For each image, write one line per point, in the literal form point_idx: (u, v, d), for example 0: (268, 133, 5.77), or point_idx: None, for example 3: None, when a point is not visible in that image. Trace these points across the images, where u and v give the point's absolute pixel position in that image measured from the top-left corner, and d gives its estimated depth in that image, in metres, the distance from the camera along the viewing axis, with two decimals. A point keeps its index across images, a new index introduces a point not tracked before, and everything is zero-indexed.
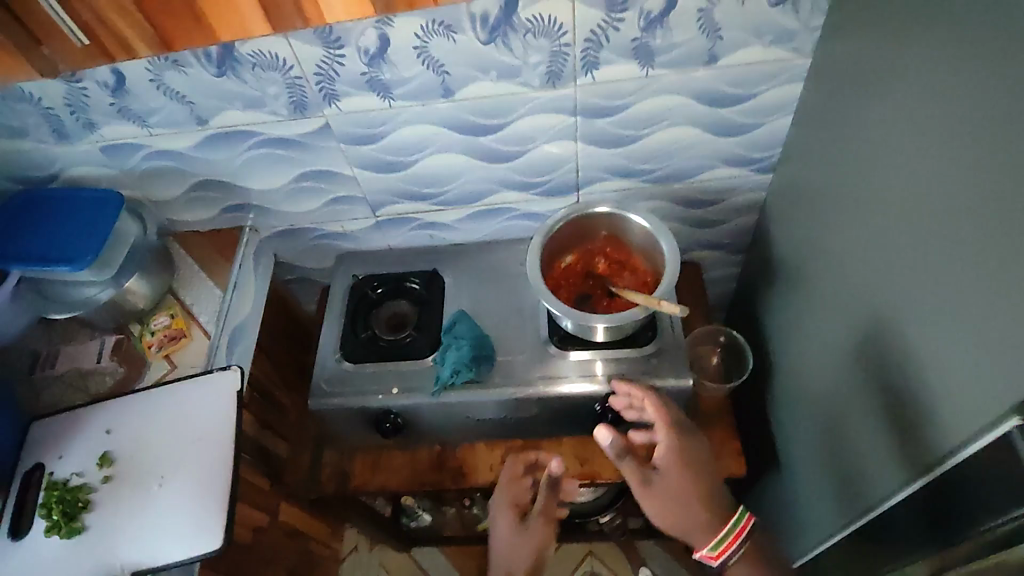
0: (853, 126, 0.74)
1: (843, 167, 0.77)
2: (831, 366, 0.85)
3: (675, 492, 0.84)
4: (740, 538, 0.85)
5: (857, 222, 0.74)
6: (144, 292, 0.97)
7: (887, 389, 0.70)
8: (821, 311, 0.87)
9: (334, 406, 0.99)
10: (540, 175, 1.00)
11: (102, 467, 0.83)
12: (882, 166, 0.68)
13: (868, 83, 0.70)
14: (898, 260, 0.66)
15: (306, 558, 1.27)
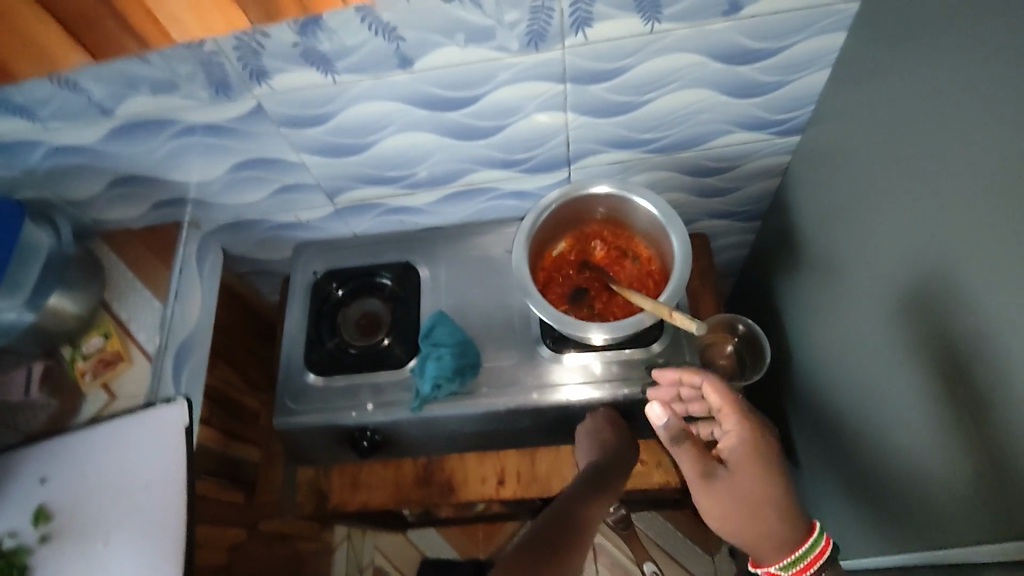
0: (920, 108, 0.61)
1: (904, 157, 0.65)
2: (877, 373, 0.75)
3: (744, 491, 0.67)
4: (818, 568, 0.63)
5: (925, 227, 0.63)
6: (72, 309, 0.82)
7: (960, 427, 0.61)
8: (867, 315, 0.76)
9: (303, 426, 0.88)
10: (524, 150, 0.85)
11: (38, 525, 0.72)
12: (967, 168, 0.56)
13: (951, 54, 0.56)
14: (989, 287, 0.55)
15: (294, 559, 1.21)
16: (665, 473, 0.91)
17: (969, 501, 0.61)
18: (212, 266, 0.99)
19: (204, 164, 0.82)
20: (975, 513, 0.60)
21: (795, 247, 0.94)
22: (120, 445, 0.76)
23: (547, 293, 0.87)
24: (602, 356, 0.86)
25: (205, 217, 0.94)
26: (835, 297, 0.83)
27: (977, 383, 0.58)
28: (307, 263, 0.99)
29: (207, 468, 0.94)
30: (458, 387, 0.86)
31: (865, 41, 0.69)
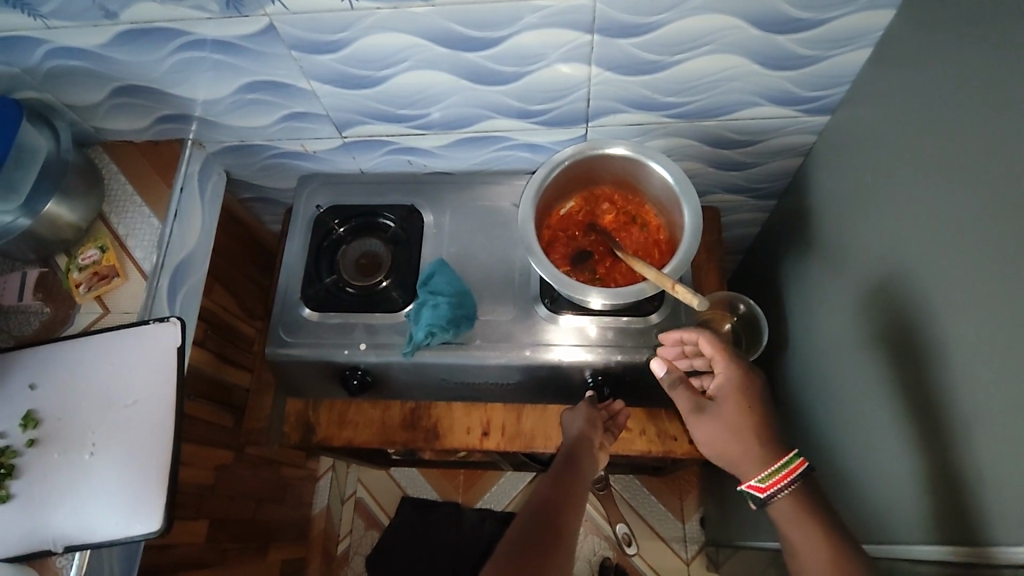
0: (952, 105, 0.58)
1: (926, 154, 0.62)
2: (861, 368, 0.75)
3: (731, 420, 0.68)
4: (792, 479, 0.64)
5: (931, 229, 0.61)
6: (68, 217, 0.81)
7: (924, 429, 0.61)
8: (861, 310, 0.75)
9: (294, 359, 0.88)
10: (542, 102, 0.82)
11: (26, 429, 0.73)
12: (960, 167, 0.57)
13: (992, 52, 0.53)
14: (971, 292, 0.55)
15: (278, 484, 1.24)
16: (649, 442, 0.91)
17: (922, 502, 0.62)
18: (213, 188, 0.97)
19: (211, 83, 0.79)
20: (927, 514, 0.61)
21: (807, 232, 0.92)
22: (110, 358, 0.76)
23: (551, 254, 0.85)
24: (599, 321, 0.86)
25: (209, 138, 0.92)
26: (837, 286, 0.82)
27: (944, 384, 0.59)
28: (310, 196, 0.98)
29: (195, 388, 0.95)
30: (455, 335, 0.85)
31: (909, 23, 0.66)
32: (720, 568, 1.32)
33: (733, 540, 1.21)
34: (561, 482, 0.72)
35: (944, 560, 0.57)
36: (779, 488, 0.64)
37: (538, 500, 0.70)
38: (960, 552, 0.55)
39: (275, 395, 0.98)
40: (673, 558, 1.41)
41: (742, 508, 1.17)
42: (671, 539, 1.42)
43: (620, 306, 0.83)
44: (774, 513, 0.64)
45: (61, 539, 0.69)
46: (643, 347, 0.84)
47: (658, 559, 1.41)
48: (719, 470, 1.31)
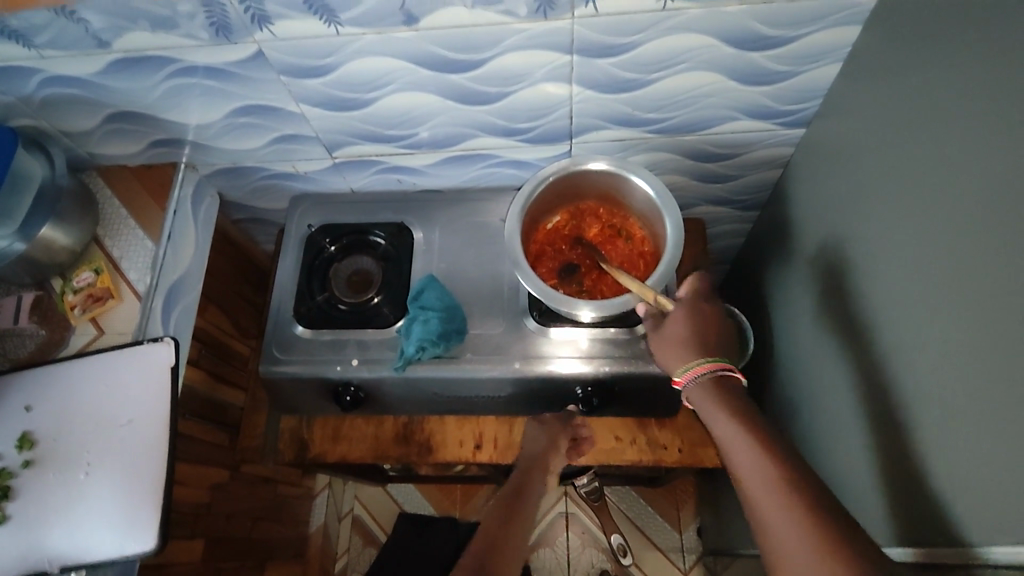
0: (923, 114, 0.60)
1: (899, 161, 0.64)
2: (838, 373, 0.76)
3: (676, 330, 0.70)
4: (706, 368, 0.66)
5: (903, 235, 0.63)
6: (63, 241, 0.83)
7: (899, 431, 0.63)
8: (838, 316, 0.77)
9: (287, 376, 0.89)
10: (527, 120, 0.84)
11: (22, 450, 0.74)
12: (925, 173, 0.59)
13: (950, 65, 0.56)
14: (936, 295, 0.57)
15: (274, 502, 1.24)
16: (640, 451, 0.92)
17: (900, 503, 0.63)
18: (207, 210, 0.98)
19: (202, 108, 0.81)
20: (904, 513, 0.62)
21: (789, 241, 0.94)
22: (105, 379, 0.77)
23: (538, 268, 0.87)
24: (588, 333, 0.87)
25: (202, 161, 0.94)
26: (816, 294, 0.84)
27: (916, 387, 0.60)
28: (302, 216, 0.99)
29: (189, 407, 0.96)
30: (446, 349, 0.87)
31: (876, 39, 0.68)
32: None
33: (728, 548, 1.22)
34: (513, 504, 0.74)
35: (923, 561, 0.59)
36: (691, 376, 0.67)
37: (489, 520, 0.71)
38: (939, 550, 0.56)
39: (270, 412, 0.99)
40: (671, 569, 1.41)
41: (736, 516, 1.17)
42: (668, 550, 1.43)
43: (607, 317, 0.84)
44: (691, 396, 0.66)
45: (56, 560, 0.69)
46: (632, 357, 0.85)
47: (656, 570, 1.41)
48: (713, 480, 1.32)
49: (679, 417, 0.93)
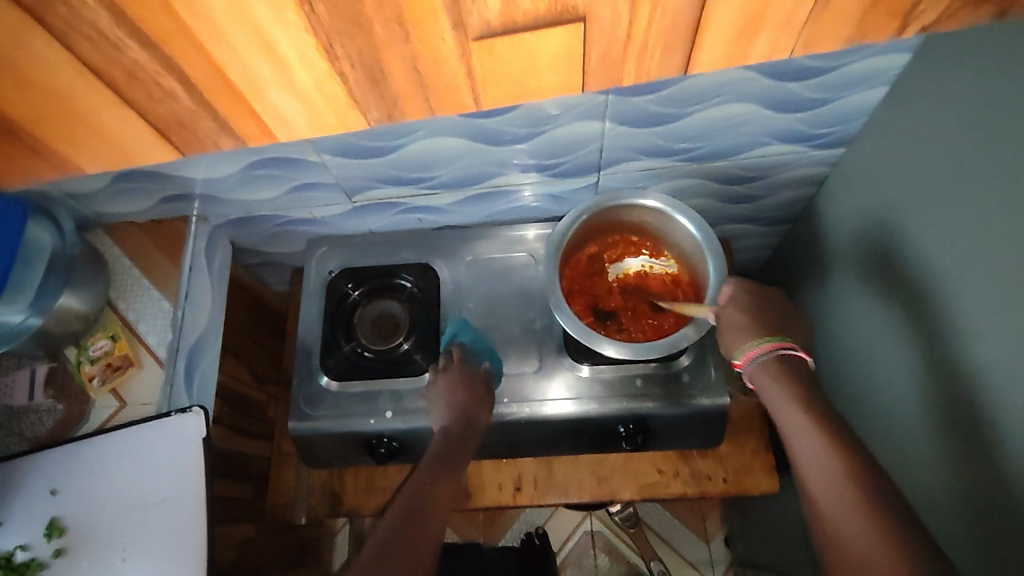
0: (971, 147, 0.58)
1: (944, 193, 0.63)
2: (886, 402, 0.75)
3: (733, 318, 0.69)
4: (771, 351, 0.65)
5: (950, 269, 0.62)
6: (76, 309, 0.78)
7: (960, 469, 0.62)
8: (883, 343, 0.76)
9: (318, 432, 0.86)
10: (555, 157, 0.81)
11: (52, 538, 0.70)
12: (976, 208, 0.58)
13: (1000, 102, 0.55)
14: (991, 334, 0.56)
15: (299, 546, 1.21)
16: (684, 483, 0.90)
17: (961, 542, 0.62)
18: (221, 261, 0.95)
19: (214, 162, 0.77)
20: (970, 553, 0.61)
21: (821, 261, 0.93)
22: (138, 455, 0.74)
23: (573, 303, 0.85)
24: (627, 371, 0.85)
25: (214, 212, 0.90)
26: (855, 319, 0.83)
27: (975, 427, 0.59)
28: (320, 260, 0.96)
29: (214, 466, 0.92)
30: (491, 366, 0.85)
31: (921, 67, 0.67)
32: None
33: (759, 562, 1.22)
34: (437, 467, 0.69)
35: None
36: (758, 358, 0.65)
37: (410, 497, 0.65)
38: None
39: (298, 465, 0.96)
40: None
41: (768, 531, 1.17)
42: (697, 563, 1.43)
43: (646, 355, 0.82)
44: (758, 375, 0.65)
45: None
46: (673, 393, 0.83)
47: None
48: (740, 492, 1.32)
49: (722, 446, 0.91)
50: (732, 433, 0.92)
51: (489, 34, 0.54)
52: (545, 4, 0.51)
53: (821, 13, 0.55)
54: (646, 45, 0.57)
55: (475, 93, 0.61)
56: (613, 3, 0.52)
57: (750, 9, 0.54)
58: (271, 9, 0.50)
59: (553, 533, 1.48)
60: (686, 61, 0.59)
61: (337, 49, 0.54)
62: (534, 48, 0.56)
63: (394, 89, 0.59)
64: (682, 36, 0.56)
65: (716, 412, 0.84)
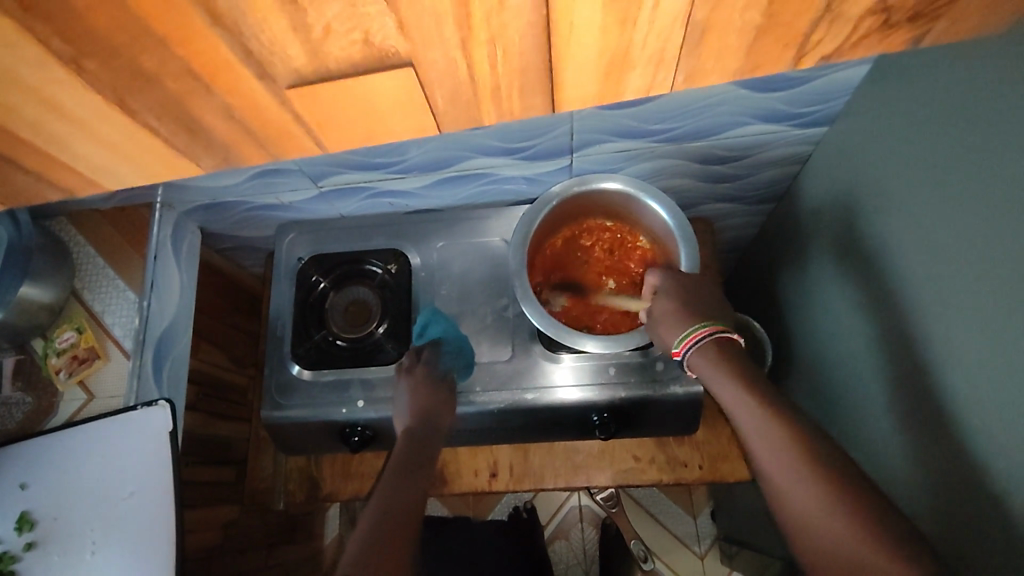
0: (947, 135, 0.55)
1: (921, 181, 0.59)
2: (864, 392, 0.73)
3: (663, 308, 0.66)
4: (701, 341, 0.61)
5: (926, 262, 0.59)
6: (38, 301, 0.77)
7: (932, 468, 0.60)
8: (859, 334, 0.74)
9: (291, 420, 0.86)
10: (524, 140, 0.78)
11: (23, 532, 0.70)
12: (950, 200, 0.55)
13: (975, 87, 0.51)
14: (964, 333, 0.54)
15: (288, 524, 1.23)
16: (659, 470, 0.90)
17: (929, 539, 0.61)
18: (188, 247, 0.93)
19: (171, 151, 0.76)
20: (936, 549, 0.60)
21: (803, 244, 0.90)
22: (108, 449, 0.74)
23: (549, 303, 0.81)
24: (600, 359, 0.84)
25: (179, 199, 0.88)
26: (835, 307, 0.80)
27: (946, 426, 0.57)
28: (291, 245, 0.94)
29: (192, 454, 0.93)
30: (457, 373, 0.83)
31: None
32: (732, 561, 1.34)
33: (742, 538, 1.23)
34: (404, 470, 0.67)
35: None
36: (688, 350, 0.62)
37: (387, 501, 0.64)
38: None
39: (275, 452, 0.96)
40: (688, 555, 1.42)
41: (750, 510, 1.17)
42: (684, 537, 1.44)
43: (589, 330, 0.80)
44: (693, 362, 0.62)
45: None
46: (648, 381, 0.82)
47: (673, 558, 1.42)
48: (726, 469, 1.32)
49: (698, 432, 0.90)
50: (710, 419, 0.91)
51: (307, 81, 0.40)
52: (357, 46, 0.38)
53: (697, 47, 0.40)
54: (501, 86, 0.42)
55: (319, 142, 0.48)
56: (443, 42, 0.38)
57: (615, 44, 0.39)
58: (30, 64, 0.37)
59: (542, 507, 1.49)
60: (554, 102, 0.45)
61: (131, 104, 0.41)
62: (373, 92, 0.42)
63: (219, 140, 0.45)
64: (542, 78, 0.42)
65: (691, 401, 0.82)
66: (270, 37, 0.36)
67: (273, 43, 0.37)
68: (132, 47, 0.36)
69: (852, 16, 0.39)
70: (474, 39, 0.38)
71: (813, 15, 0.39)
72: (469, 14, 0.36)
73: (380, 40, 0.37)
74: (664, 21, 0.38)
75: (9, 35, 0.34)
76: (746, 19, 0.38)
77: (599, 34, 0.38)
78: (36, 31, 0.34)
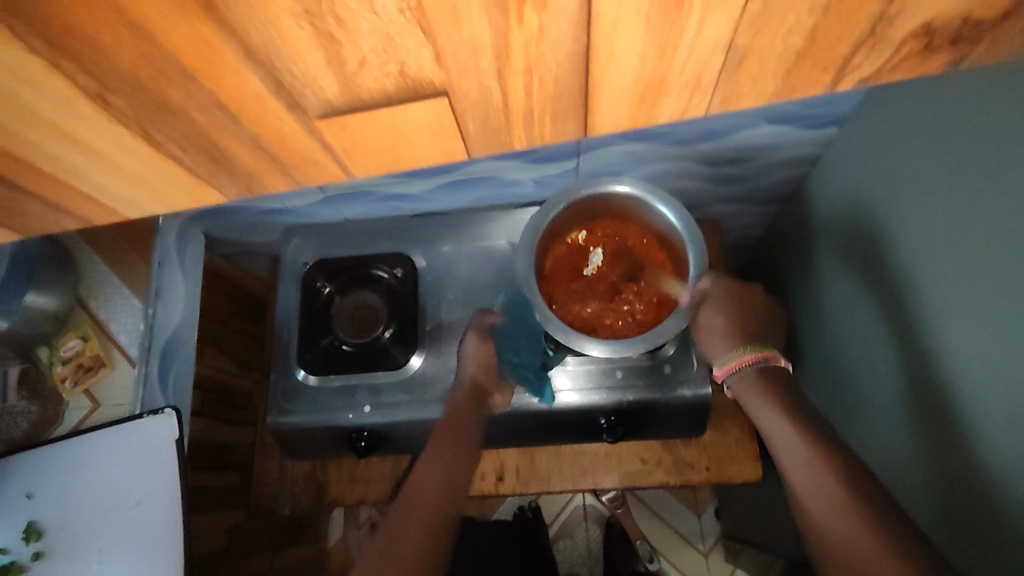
0: (955, 142, 0.55)
1: (928, 187, 0.59)
2: (870, 396, 0.73)
3: (715, 323, 0.68)
4: (749, 361, 0.64)
5: (931, 269, 0.59)
6: (44, 309, 0.77)
7: (938, 474, 0.60)
8: (864, 338, 0.73)
9: (296, 427, 0.85)
10: (530, 144, 0.78)
11: (31, 541, 0.70)
12: (956, 207, 0.55)
13: (983, 95, 0.51)
14: (968, 341, 0.54)
15: (293, 525, 1.23)
16: (666, 472, 0.90)
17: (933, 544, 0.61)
18: None
19: None
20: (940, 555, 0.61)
21: (810, 244, 0.89)
22: (111, 458, 0.74)
23: (559, 309, 0.80)
24: (607, 363, 0.83)
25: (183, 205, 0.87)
26: (842, 309, 0.80)
27: (949, 433, 0.58)
28: (296, 250, 0.93)
29: (198, 461, 0.92)
30: (549, 357, 0.81)
31: None
32: (736, 559, 1.35)
33: (746, 537, 1.23)
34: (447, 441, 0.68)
35: None
36: (740, 365, 0.64)
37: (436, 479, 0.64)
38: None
39: (281, 457, 0.95)
40: (693, 554, 1.43)
41: (754, 509, 1.17)
42: (688, 534, 1.44)
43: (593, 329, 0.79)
44: (738, 381, 0.64)
45: None
46: (654, 384, 0.82)
47: (678, 556, 1.42)
48: None
49: (705, 434, 0.90)
50: (717, 421, 0.91)
51: (336, 111, 0.40)
52: (390, 78, 0.37)
53: (734, 73, 0.40)
54: (533, 111, 0.43)
55: (346, 167, 0.48)
56: (479, 72, 0.38)
57: (652, 73, 0.39)
58: (53, 101, 0.36)
59: (546, 506, 1.49)
60: (586, 125, 0.45)
61: (156, 135, 0.41)
62: (399, 119, 0.42)
63: (241, 167, 0.46)
64: (576, 104, 0.42)
65: (699, 404, 0.82)
66: (302, 70, 0.36)
67: (306, 75, 0.36)
68: (157, 81, 0.36)
69: (895, 41, 0.39)
70: (510, 67, 0.38)
71: (856, 39, 0.38)
72: (507, 45, 0.36)
73: (415, 71, 0.37)
74: (704, 50, 0.38)
75: (35, 72, 0.34)
76: (787, 45, 0.38)
77: (637, 63, 0.38)
78: (61, 67, 0.34)
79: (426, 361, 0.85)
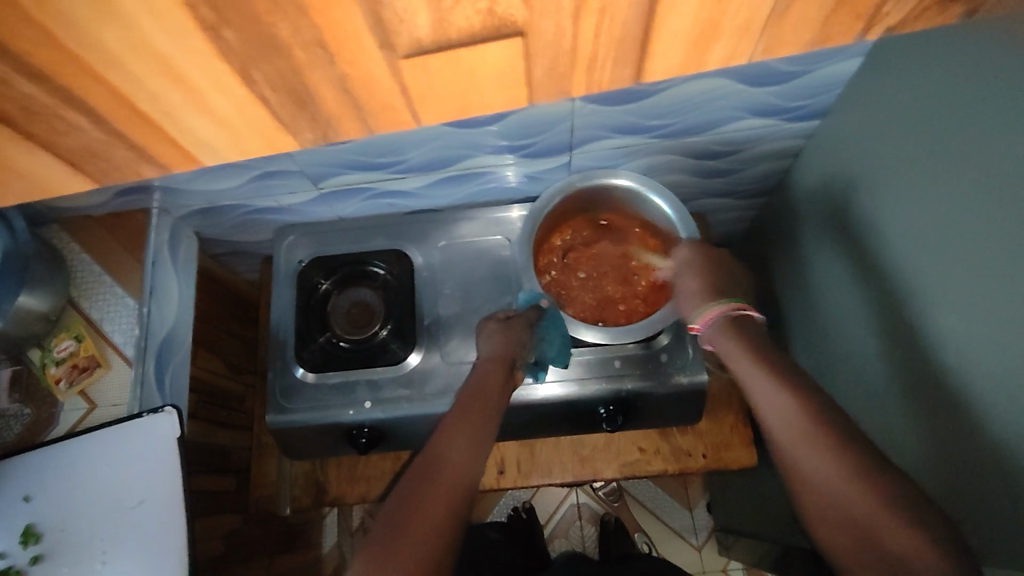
0: (928, 117, 0.58)
1: (904, 164, 0.63)
2: (858, 369, 0.76)
3: (687, 285, 0.67)
4: (726, 314, 0.61)
5: (910, 239, 0.62)
6: (37, 308, 0.76)
7: (927, 437, 0.63)
8: (851, 310, 0.77)
9: (295, 423, 0.85)
10: (526, 137, 0.79)
11: (28, 545, 0.68)
12: (931, 178, 0.58)
13: (953, 70, 0.54)
14: (948, 302, 0.57)
15: (287, 531, 1.22)
16: (664, 461, 0.91)
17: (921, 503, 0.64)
18: (185, 254, 0.93)
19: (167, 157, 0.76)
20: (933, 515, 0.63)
21: (796, 232, 0.92)
22: (106, 456, 0.73)
23: (568, 305, 0.81)
24: (604, 353, 0.85)
25: (176, 204, 0.88)
26: (829, 291, 0.82)
27: (936, 395, 0.60)
28: (291, 249, 0.93)
29: (195, 463, 0.91)
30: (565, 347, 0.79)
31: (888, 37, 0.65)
32: (728, 551, 1.36)
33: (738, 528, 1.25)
34: (464, 420, 0.63)
35: None
36: (712, 318, 0.62)
37: (460, 470, 0.59)
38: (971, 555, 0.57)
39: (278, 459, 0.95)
40: (686, 549, 1.44)
41: (746, 498, 1.19)
42: (681, 529, 1.46)
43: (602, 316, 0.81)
44: (712, 338, 0.62)
45: None
46: (650, 373, 0.83)
47: (673, 552, 1.44)
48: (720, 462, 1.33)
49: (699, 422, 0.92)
50: (711, 409, 0.93)
51: (422, 52, 0.44)
52: (480, 15, 0.41)
53: (781, 16, 0.45)
54: (595, 55, 0.46)
55: (415, 115, 0.52)
56: (558, 13, 0.41)
57: (708, 17, 0.44)
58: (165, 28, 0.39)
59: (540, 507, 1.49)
60: (639, 72, 0.49)
61: (253, 74, 0.44)
62: (472, 63, 0.46)
63: (324, 112, 0.49)
64: (635, 49, 0.46)
65: (696, 391, 0.84)
66: (405, 7, 0.40)
67: (405, 12, 0.40)
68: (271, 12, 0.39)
69: None
70: (585, 8, 0.42)
71: None
72: None
73: (502, 9, 0.41)
74: None
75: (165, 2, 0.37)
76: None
77: (695, 8, 0.43)
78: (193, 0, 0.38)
79: (424, 358, 0.86)
